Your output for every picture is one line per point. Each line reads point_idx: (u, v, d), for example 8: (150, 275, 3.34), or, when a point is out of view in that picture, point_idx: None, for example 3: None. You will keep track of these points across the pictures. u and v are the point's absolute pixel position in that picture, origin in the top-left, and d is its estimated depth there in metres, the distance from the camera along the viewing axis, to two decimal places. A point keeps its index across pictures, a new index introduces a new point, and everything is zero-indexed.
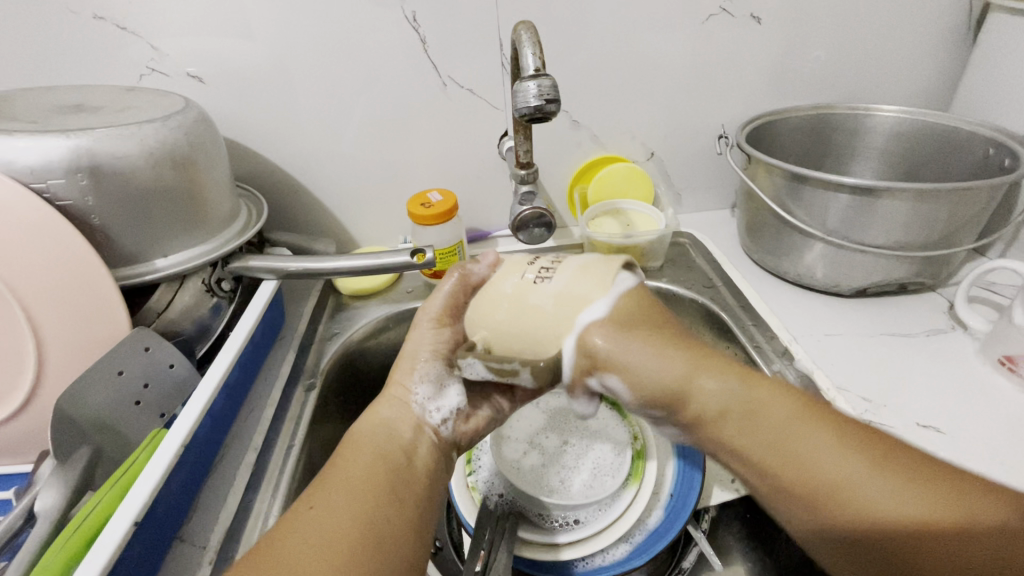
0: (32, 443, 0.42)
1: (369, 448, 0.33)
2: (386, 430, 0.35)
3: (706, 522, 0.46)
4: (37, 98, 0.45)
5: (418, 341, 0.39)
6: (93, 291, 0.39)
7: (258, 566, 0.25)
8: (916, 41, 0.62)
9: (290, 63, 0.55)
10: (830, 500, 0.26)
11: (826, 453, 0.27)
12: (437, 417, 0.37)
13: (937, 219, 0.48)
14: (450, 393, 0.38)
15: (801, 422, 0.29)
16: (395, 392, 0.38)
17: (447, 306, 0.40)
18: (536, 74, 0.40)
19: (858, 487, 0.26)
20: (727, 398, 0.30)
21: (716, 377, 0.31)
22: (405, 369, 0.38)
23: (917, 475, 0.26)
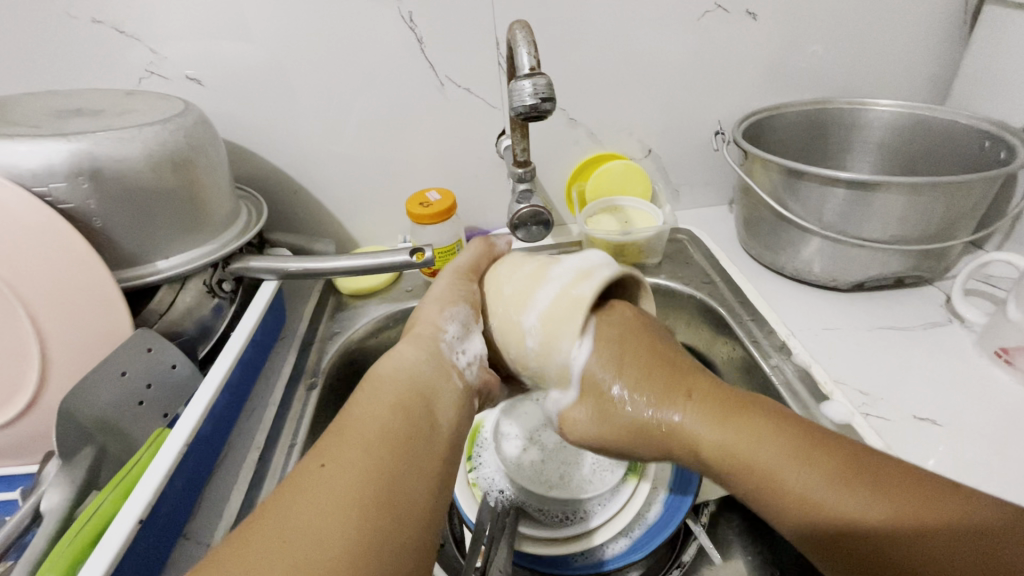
0: (36, 444, 0.42)
1: (397, 387, 0.32)
2: (413, 369, 0.34)
3: (706, 515, 0.47)
4: (38, 102, 0.46)
5: (447, 286, 0.42)
6: (97, 292, 0.40)
7: (258, 537, 0.24)
8: (912, 34, 0.62)
9: (288, 64, 0.56)
10: (792, 506, 0.29)
11: (795, 473, 0.29)
12: (463, 360, 0.38)
13: (933, 213, 0.49)
14: (473, 342, 0.39)
15: (758, 430, 0.31)
16: (423, 334, 0.37)
17: (471, 265, 0.44)
18: (530, 72, 0.40)
19: (811, 493, 0.28)
20: (699, 423, 0.33)
21: (693, 408, 0.34)
22: (436, 307, 0.40)
23: (854, 473, 0.28)
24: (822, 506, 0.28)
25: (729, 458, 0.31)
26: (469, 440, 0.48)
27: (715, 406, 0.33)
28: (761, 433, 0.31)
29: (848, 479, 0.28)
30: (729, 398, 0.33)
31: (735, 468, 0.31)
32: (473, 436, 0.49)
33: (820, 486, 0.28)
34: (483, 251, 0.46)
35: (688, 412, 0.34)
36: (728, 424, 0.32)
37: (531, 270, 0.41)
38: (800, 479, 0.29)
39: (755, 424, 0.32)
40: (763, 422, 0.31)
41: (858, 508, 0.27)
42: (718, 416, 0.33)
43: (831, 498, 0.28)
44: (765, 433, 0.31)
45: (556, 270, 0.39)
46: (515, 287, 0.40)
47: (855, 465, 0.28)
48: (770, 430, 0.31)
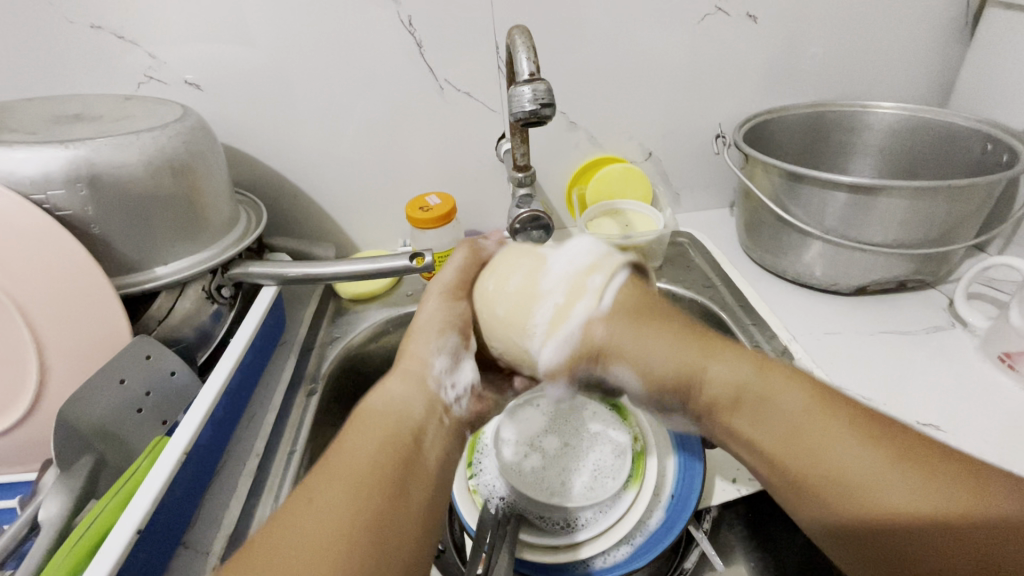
0: (34, 452, 0.42)
1: (381, 427, 0.30)
2: (400, 408, 0.32)
3: (707, 521, 0.46)
4: (35, 108, 0.45)
5: (433, 307, 0.38)
6: (95, 299, 0.40)
7: (244, 573, 0.23)
8: (914, 36, 0.62)
9: (286, 68, 0.55)
10: (843, 489, 0.26)
11: (837, 437, 0.27)
12: (452, 395, 0.35)
13: (935, 217, 0.48)
14: (463, 368, 0.36)
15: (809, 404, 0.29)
16: (410, 365, 0.35)
17: (459, 279, 0.40)
18: (530, 78, 0.40)
19: (852, 465, 0.26)
20: (738, 380, 0.31)
21: (731, 362, 0.31)
22: (422, 337, 0.37)
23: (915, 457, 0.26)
24: (872, 482, 0.26)
25: (772, 416, 0.29)
26: (469, 447, 0.48)
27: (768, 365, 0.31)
28: (808, 397, 0.29)
29: (906, 458, 0.26)
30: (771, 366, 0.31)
31: (771, 429, 0.29)
32: (473, 443, 0.49)
33: (872, 462, 0.26)
34: (472, 259, 0.42)
35: (727, 368, 0.31)
36: (778, 383, 0.30)
37: (519, 283, 0.37)
38: (860, 461, 0.26)
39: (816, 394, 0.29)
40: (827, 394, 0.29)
41: (909, 490, 0.25)
42: (760, 374, 0.31)
43: (883, 473, 0.26)
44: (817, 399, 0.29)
45: (549, 277, 0.36)
46: (507, 304, 0.36)
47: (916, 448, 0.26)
48: (818, 398, 0.29)
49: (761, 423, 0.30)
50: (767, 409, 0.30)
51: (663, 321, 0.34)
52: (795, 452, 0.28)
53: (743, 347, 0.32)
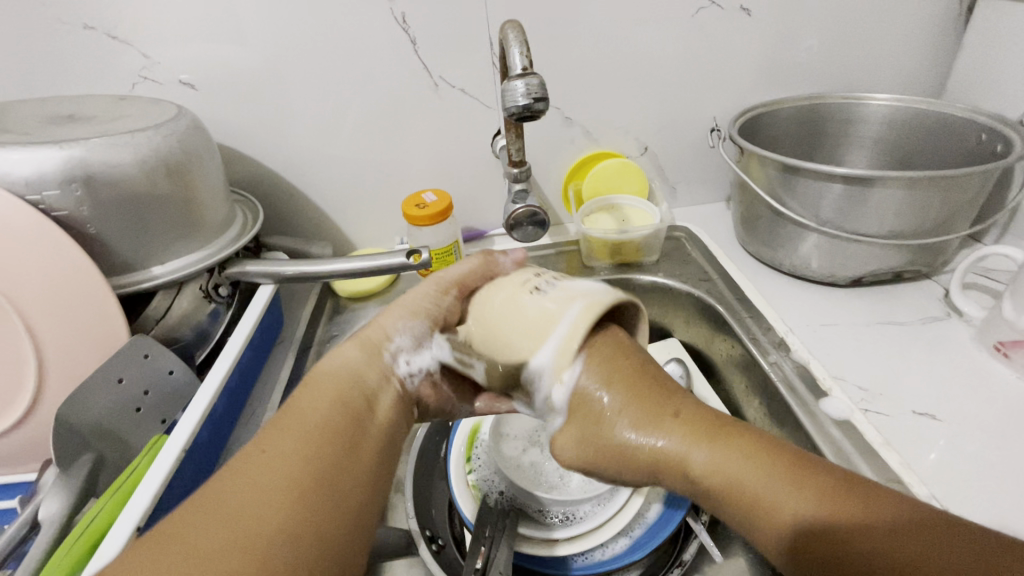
0: (33, 452, 0.42)
1: (333, 388, 0.32)
2: (353, 375, 0.34)
3: (706, 514, 0.46)
4: (31, 109, 0.46)
5: (421, 292, 0.39)
6: (91, 298, 0.40)
7: (202, 512, 0.25)
8: (908, 28, 0.62)
9: (280, 66, 0.55)
10: (798, 541, 0.26)
11: (789, 497, 0.26)
12: (405, 370, 0.36)
13: (930, 207, 0.48)
14: (425, 354, 0.37)
15: (762, 468, 0.28)
16: (371, 334, 0.37)
17: (460, 277, 0.39)
18: (523, 72, 0.40)
19: (798, 520, 0.26)
20: (694, 462, 0.29)
21: (678, 432, 0.30)
22: (398, 311, 0.38)
23: (852, 500, 0.25)
24: (804, 511, 0.26)
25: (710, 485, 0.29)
26: (467, 442, 0.48)
27: (700, 429, 0.30)
28: (734, 448, 0.29)
29: (815, 481, 0.26)
30: (711, 422, 0.30)
31: (724, 495, 0.28)
32: (471, 436, 0.49)
33: (820, 516, 0.25)
34: (482, 265, 0.40)
35: (673, 437, 0.30)
36: (716, 446, 0.29)
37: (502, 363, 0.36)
38: (779, 491, 0.27)
39: (760, 452, 0.28)
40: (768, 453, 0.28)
41: (860, 527, 0.24)
42: (703, 436, 0.30)
43: (803, 495, 0.26)
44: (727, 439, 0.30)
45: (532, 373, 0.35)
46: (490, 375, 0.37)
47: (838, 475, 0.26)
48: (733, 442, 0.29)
49: (717, 486, 0.28)
50: (727, 484, 0.28)
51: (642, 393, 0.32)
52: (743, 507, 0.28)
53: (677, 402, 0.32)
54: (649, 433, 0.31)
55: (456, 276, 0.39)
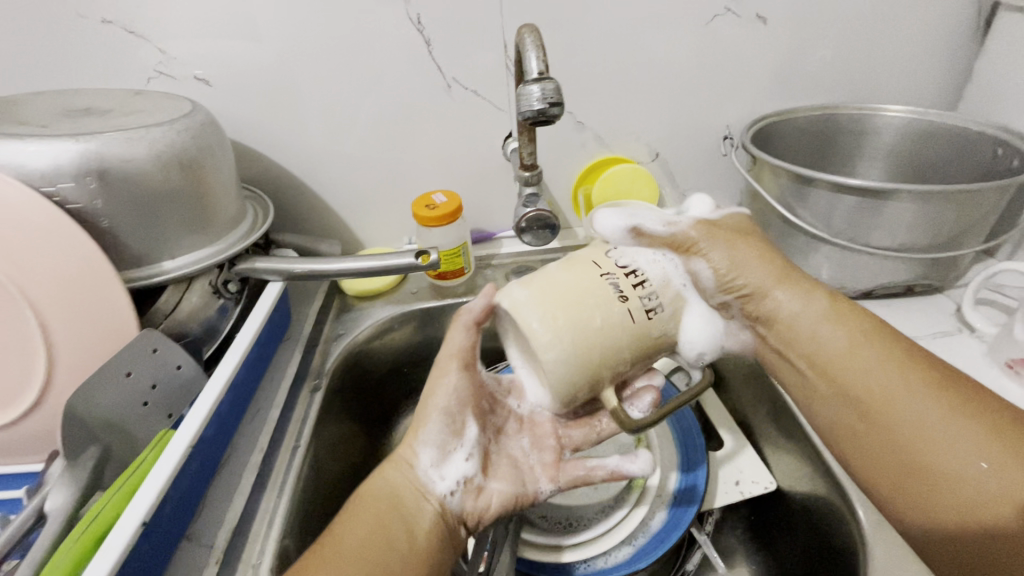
0: (42, 443, 0.42)
1: (373, 510, 0.34)
2: (392, 495, 0.35)
3: (710, 524, 0.46)
4: (47, 102, 0.46)
5: (435, 393, 0.38)
6: (103, 291, 0.40)
7: None
8: (926, 39, 0.61)
9: (294, 64, 0.56)
10: (912, 447, 0.35)
11: (935, 420, 0.34)
12: (445, 487, 0.36)
13: (944, 221, 0.48)
14: (456, 460, 0.37)
15: (917, 394, 0.35)
16: (401, 454, 0.37)
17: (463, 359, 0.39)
18: (539, 76, 0.40)
19: (931, 437, 0.34)
20: (840, 345, 0.39)
21: (851, 334, 0.39)
22: (413, 427, 0.38)
23: (1002, 443, 0.32)
24: (962, 461, 0.33)
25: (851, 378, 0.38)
26: None
27: (895, 349, 0.38)
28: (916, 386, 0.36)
29: (1005, 434, 0.32)
30: (886, 334, 0.39)
31: (868, 397, 0.37)
32: None
33: (959, 443, 0.33)
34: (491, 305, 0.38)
35: (843, 333, 0.39)
36: (889, 357, 0.37)
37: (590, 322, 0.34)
38: (955, 434, 0.33)
39: (934, 379, 0.36)
40: (951, 392, 0.35)
41: (989, 486, 0.31)
42: (871, 339, 0.38)
43: (974, 436, 0.33)
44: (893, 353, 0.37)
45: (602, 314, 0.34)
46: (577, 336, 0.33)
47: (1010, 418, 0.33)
48: (908, 373, 0.36)
49: (872, 395, 0.37)
50: (884, 392, 0.36)
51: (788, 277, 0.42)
52: (867, 423, 0.37)
53: (821, 289, 0.42)
54: (809, 321, 0.41)
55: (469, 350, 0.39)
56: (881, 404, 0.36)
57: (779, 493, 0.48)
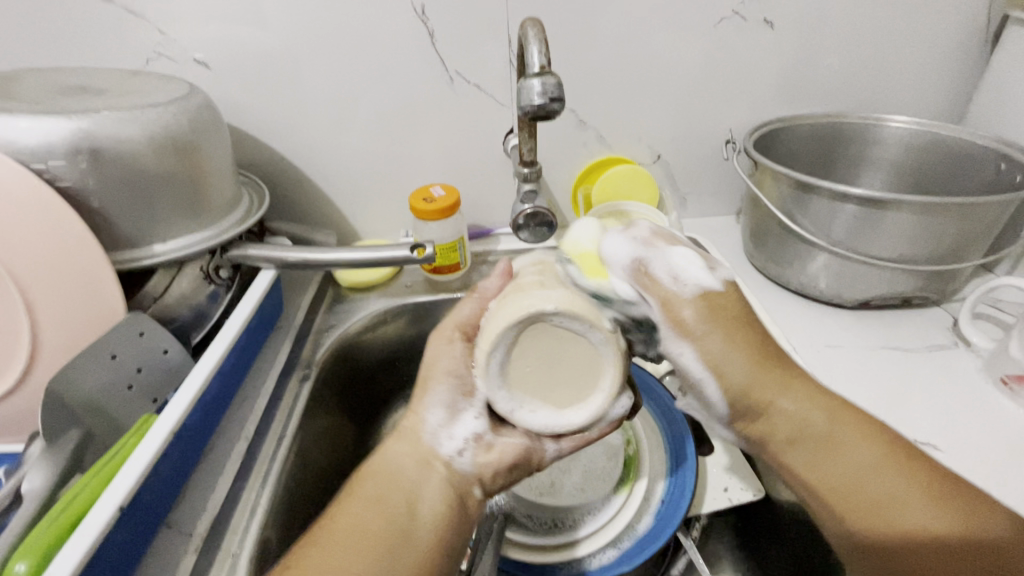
0: (25, 423, 0.42)
1: (374, 489, 0.32)
2: (393, 471, 0.33)
3: (697, 529, 0.45)
4: (42, 78, 0.45)
5: (434, 353, 0.37)
6: (89, 272, 0.39)
7: None
8: (934, 51, 0.61)
9: (295, 50, 0.55)
10: (864, 516, 0.31)
11: (890, 484, 0.31)
12: (451, 446, 0.35)
13: (944, 234, 0.48)
14: (466, 418, 0.35)
15: (875, 455, 0.32)
16: (406, 422, 0.36)
17: (460, 326, 0.37)
18: (541, 71, 0.39)
19: (891, 502, 0.31)
20: (800, 412, 0.34)
21: (795, 394, 0.34)
22: (421, 391, 0.37)
23: (936, 492, 0.30)
24: (939, 536, 0.30)
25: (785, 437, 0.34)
26: None
27: (825, 401, 0.34)
28: (863, 436, 0.33)
29: (930, 487, 0.31)
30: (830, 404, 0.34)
31: (824, 471, 0.33)
32: None
33: (904, 502, 0.31)
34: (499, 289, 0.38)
35: (790, 400, 0.34)
36: (822, 417, 0.34)
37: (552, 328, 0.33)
38: (902, 500, 0.31)
39: (884, 442, 0.33)
40: (899, 452, 0.32)
41: (952, 543, 0.29)
42: (820, 404, 0.34)
43: (888, 503, 0.31)
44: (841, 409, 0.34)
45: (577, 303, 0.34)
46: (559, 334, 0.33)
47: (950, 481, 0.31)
48: (886, 451, 0.32)
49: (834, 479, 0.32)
50: (831, 449, 0.33)
51: (734, 329, 0.34)
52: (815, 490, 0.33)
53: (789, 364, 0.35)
54: (769, 393, 0.34)
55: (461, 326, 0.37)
56: (856, 490, 0.32)
57: (767, 502, 0.48)
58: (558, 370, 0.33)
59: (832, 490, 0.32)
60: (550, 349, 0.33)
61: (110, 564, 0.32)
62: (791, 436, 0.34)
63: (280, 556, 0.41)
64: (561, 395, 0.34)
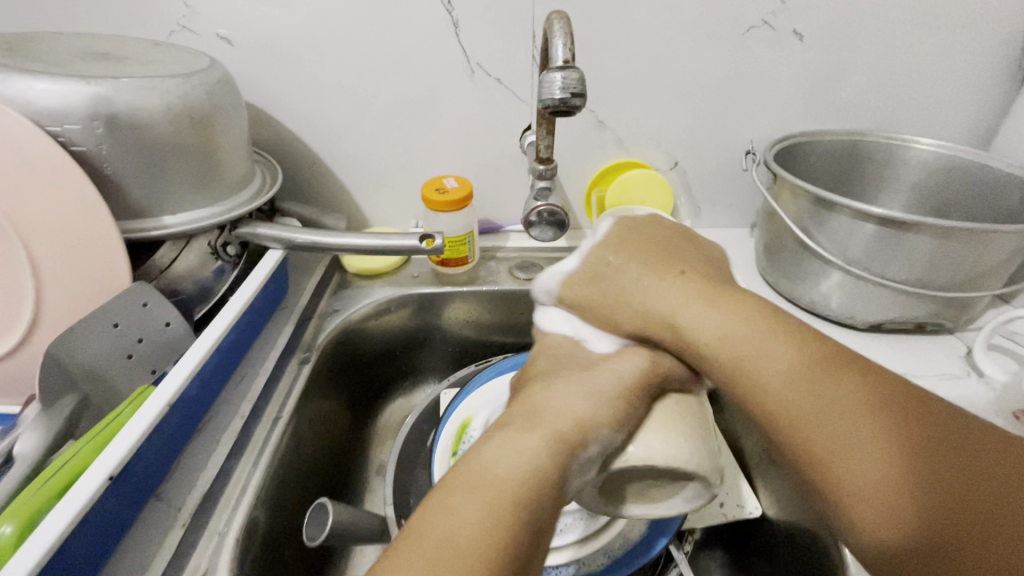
0: (22, 385, 0.41)
1: (503, 498, 0.26)
2: (534, 479, 0.27)
3: (690, 544, 0.45)
4: (64, 42, 0.45)
5: (624, 369, 0.32)
6: (96, 238, 0.39)
7: None
8: (965, 74, 0.60)
9: (317, 32, 0.55)
10: (816, 467, 0.25)
11: (843, 422, 0.25)
12: (576, 489, 0.29)
13: (965, 260, 0.46)
14: (597, 467, 0.30)
15: (850, 402, 0.25)
16: (552, 420, 0.29)
17: (660, 361, 0.32)
18: (564, 65, 0.39)
19: (837, 440, 0.25)
20: (721, 336, 0.29)
21: (716, 315, 0.30)
22: (581, 394, 0.31)
23: (875, 418, 0.25)
24: (867, 481, 0.24)
25: (745, 396, 0.29)
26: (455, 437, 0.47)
27: (811, 355, 0.27)
28: (828, 372, 0.26)
29: (876, 419, 0.25)
30: (823, 357, 0.27)
31: (771, 412, 0.27)
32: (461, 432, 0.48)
33: (862, 439, 0.24)
34: (673, 358, 0.33)
35: (706, 317, 0.30)
36: (822, 372, 0.26)
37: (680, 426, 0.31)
38: (853, 429, 0.25)
39: (825, 371, 0.27)
40: (841, 375, 0.26)
41: (899, 513, 0.23)
42: (813, 357, 0.27)
43: (782, 387, 0.27)
44: (815, 346, 0.27)
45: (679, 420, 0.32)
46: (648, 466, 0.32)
47: (904, 399, 0.25)
48: (868, 398, 0.25)
49: (779, 414, 0.27)
50: (801, 408, 0.26)
51: (665, 256, 0.36)
52: (764, 412, 0.28)
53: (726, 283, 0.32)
54: (669, 305, 0.32)
55: (654, 362, 0.32)
56: (793, 411, 0.26)
57: (763, 520, 0.47)
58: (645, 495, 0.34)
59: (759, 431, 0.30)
60: (651, 478, 0.33)
61: (95, 534, 0.32)
62: (713, 356, 0.29)
63: (267, 537, 0.41)
64: (637, 488, 0.34)
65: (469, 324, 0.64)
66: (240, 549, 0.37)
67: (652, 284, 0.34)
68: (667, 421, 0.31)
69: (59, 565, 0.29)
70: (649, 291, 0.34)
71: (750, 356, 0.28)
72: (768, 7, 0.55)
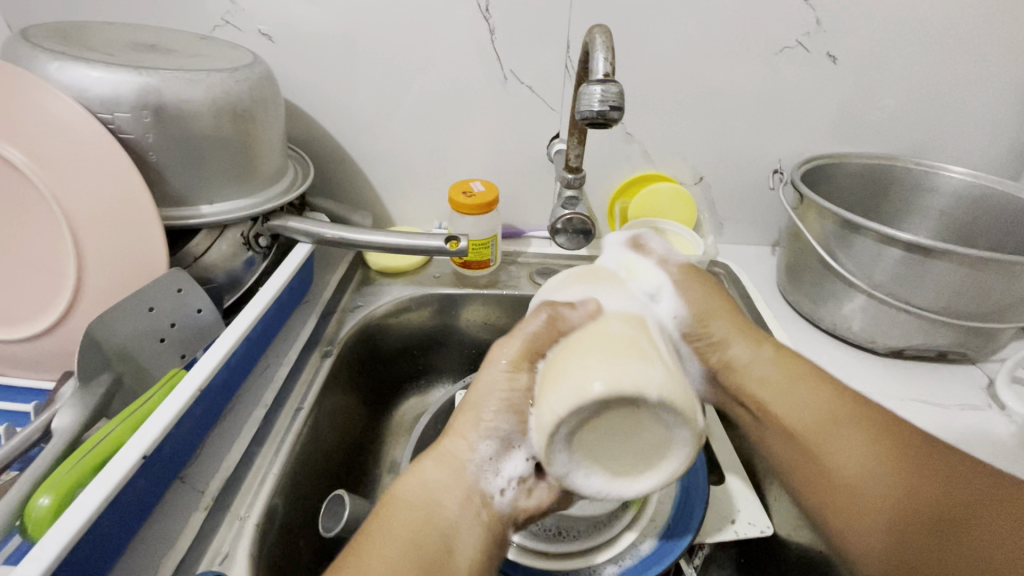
0: (57, 362, 0.43)
1: (409, 514, 0.30)
2: (429, 495, 0.32)
3: (699, 558, 0.45)
4: (116, 32, 0.47)
5: (504, 364, 0.35)
6: (137, 224, 0.40)
7: None
8: (999, 105, 0.59)
9: (356, 32, 0.56)
10: (834, 474, 0.36)
11: (851, 441, 0.36)
12: (500, 484, 0.33)
13: (992, 292, 0.46)
14: (516, 457, 0.34)
15: (832, 417, 0.37)
16: (449, 445, 0.34)
17: (526, 346, 0.34)
18: (603, 78, 0.39)
19: (854, 456, 0.36)
20: (762, 367, 0.41)
21: (749, 347, 0.43)
22: (468, 411, 0.35)
23: (902, 444, 0.35)
24: (863, 474, 0.35)
25: (779, 418, 0.40)
26: None
27: (786, 365, 0.41)
28: (848, 418, 0.37)
29: (899, 451, 0.35)
30: (853, 404, 0.38)
31: (801, 433, 0.38)
32: None
33: (859, 446, 0.36)
34: (567, 318, 0.35)
35: (751, 353, 0.42)
36: (811, 387, 0.39)
37: (589, 356, 0.30)
38: (859, 447, 0.36)
39: (847, 408, 0.38)
40: (859, 413, 0.37)
41: (890, 492, 0.34)
42: (795, 376, 0.40)
43: (819, 421, 0.38)
44: (852, 407, 0.38)
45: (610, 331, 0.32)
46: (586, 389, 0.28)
47: (908, 431, 0.36)
48: (873, 431, 0.36)
49: (794, 427, 0.38)
50: (812, 427, 0.38)
51: (705, 287, 0.44)
52: (799, 450, 0.38)
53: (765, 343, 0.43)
54: (726, 334, 0.43)
55: (522, 346, 0.35)
56: (825, 441, 0.37)
57: (775, 540, 0.47)
58: (614, 447, 0.31)
59: (788, 459, 0.39)
60: (618, 428, 0.31)
61: (125, 511, 0.33)
62: (758, 392, 0.41)
63: (285, 525, 0.41)
64: (609, 444, 0.31)
65: (487, 327, 0.65)
66: (261, 534, 0.37)
67: (701, 312, 0.43)
68: (582, 349, 0.31)
69: (91, 538, 0.30)
70: (704, 299, 0.43)
71: (788, 414, 0.39)
72: (803, 28, 0.56)
